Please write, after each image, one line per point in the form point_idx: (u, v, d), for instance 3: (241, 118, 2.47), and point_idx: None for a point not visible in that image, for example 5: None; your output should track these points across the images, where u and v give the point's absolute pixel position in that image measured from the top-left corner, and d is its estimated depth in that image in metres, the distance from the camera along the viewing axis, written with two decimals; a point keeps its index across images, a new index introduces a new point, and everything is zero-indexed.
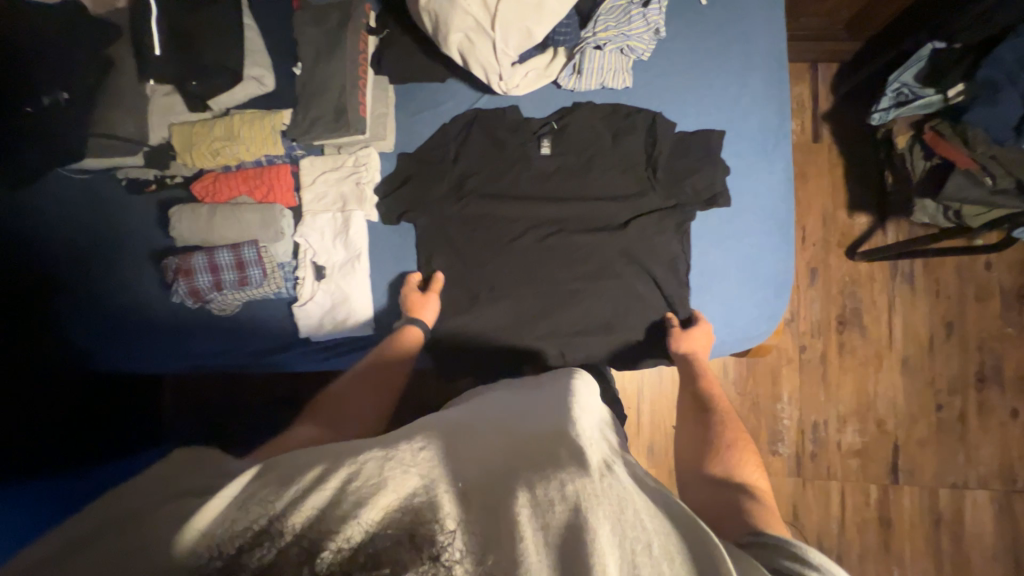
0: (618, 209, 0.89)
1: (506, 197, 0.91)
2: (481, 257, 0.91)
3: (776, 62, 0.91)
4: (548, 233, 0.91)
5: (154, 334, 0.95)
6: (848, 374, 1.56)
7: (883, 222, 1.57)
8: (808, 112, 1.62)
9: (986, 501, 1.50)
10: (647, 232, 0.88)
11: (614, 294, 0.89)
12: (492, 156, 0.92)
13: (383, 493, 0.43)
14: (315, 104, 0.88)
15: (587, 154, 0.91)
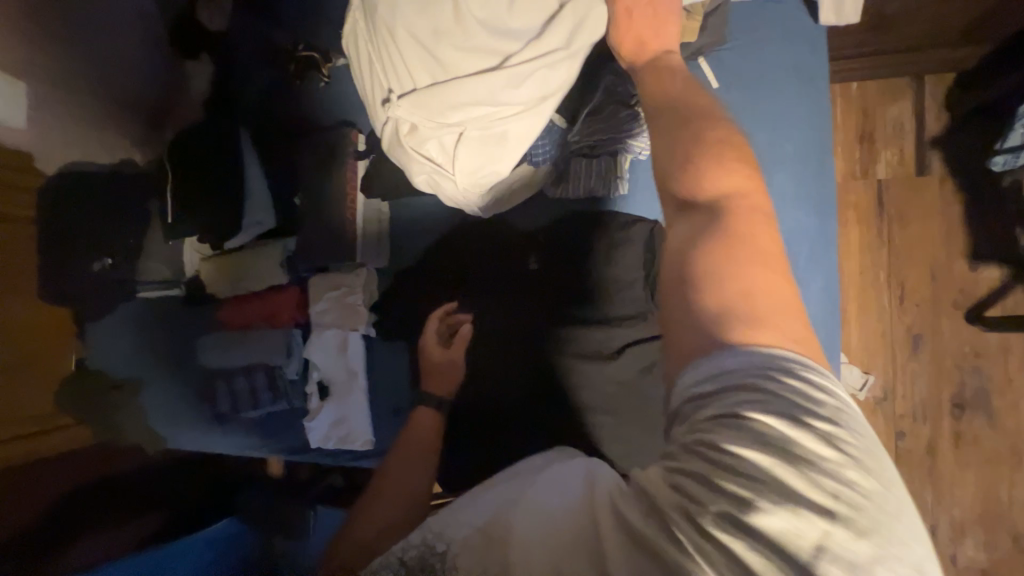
0: (614, 334, 0.81)
1: (497, 315, 0.88)
2: (469, 376, 0.89)
3: None
4: (542, 355, 0.85)
5: (185, 439, 1.02)
6: (968, 472, 1.23)
7: (1020, 278, 1.21)
8: (909, 137, 1.28)
9: None
10: (647, 358, 0.80)
11: (608, 426, 0.80)
12: (483, 273, 0.90)
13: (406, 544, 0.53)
14: (316, 232, 0.95)
15: (583, 268, 0.84)
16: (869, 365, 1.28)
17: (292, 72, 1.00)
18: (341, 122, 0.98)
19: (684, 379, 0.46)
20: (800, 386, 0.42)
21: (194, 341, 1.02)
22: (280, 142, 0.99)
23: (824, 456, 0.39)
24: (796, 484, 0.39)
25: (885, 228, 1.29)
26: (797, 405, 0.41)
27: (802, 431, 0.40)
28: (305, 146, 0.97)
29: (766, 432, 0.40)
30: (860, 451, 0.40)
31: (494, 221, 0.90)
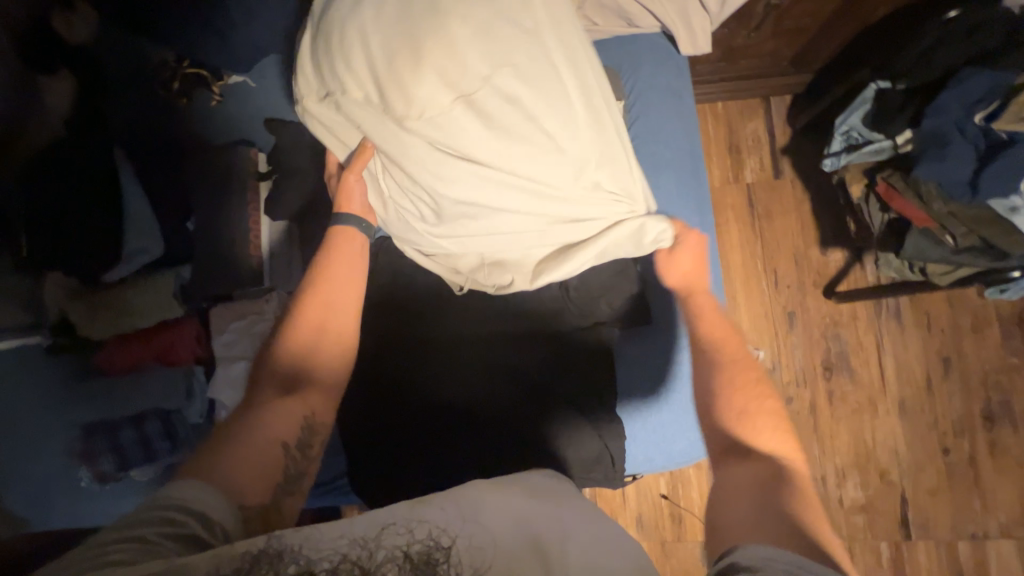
0: (538, 329, 0.88)
1: (425, 325, 0.89)
2: (395, 389, 0.87)
3: (688, 161, 0.91)
4: (473, 357, 0.87)
5: (54, 508, 0.86)
6: (842, 423, 1.45)
7: (860, 257, 1.47)
8: (765, 148, 1.54)
9: (1013, 552, 1.36)
10: (569, 352, 0.86)
11: (537, 422, 0.83)
12: (404, 286, 0.91)
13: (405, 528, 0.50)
14: (214, 259, 0.88)
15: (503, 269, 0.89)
16: (758, 341, 1.49)
17: (175, 91, 0.93)
18: (237, 141, 0.93)
19: (740, 549, 0.51)
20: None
21: (63, 395, 0.87)
22: (165, 162, 0.91)
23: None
24: None
25: (757, 224, 1.53)
26: None
27: None
28: (196, 166, 0.90)
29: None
30: None
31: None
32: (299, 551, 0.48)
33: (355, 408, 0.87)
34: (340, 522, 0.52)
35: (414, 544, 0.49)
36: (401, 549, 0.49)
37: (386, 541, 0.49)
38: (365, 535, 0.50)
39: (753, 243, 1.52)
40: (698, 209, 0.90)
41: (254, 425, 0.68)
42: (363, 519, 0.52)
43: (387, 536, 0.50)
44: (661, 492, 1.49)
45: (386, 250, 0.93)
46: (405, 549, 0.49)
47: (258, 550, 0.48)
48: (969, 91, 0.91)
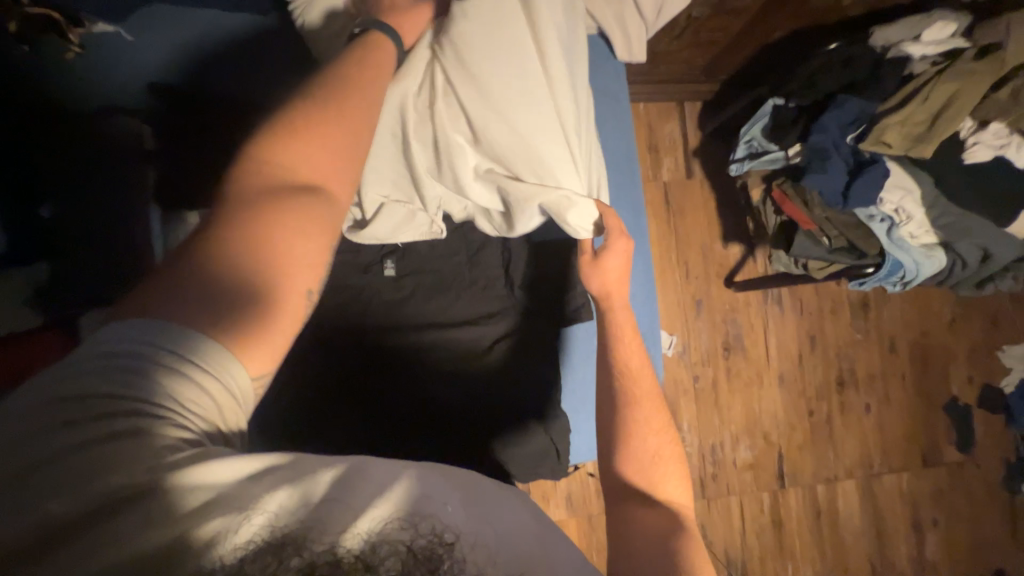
0: (481, 332, 0.83)
1: (356, 329, 0.80)
2: (323, 405, 0.76)
3: (625, 162, 0.95)
4: (413, 363, 0.81)
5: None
6: (737, 395, 1.68)
7: (752, 251, 1.69)
8: (680, 149, 1.67)
9: (853, 488, 1.71)
10: (514, 360, 0.83)
11: (486, 425, 0.80)
12: (332, 285, 0.81)
13: (404, 522, 0.42)
14: (87, 257, 0.72)
15: (443, 271, 0.84)
16: (672, 328, 1.65)
17: (13, 32, 0.71)
18: (112, 108, 0.76)
19: None
20: None
21: None
22: (6, 129, 0.72)
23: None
24: None
25: (671, 220, 1.66)
26: None
27: None
28: (57, 139, 0.73)
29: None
30: None
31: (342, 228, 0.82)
32: (302, 547, 0.39)
33: (274, 416, 0.74)
34: (339, 502, 0.41)
35: (414, 539, 0.41)
36: (404, 544, 0.40)
37: (393, 540, 0.40)
38: (367, 530, 0.40)
39: (668, 237, 1.66)
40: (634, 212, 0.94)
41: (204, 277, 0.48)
42: (366, 498, 0.42)
43: (392, 531, 0.41)
44: (588, 470, 1.59)
45: None
46: (409, 544, 0.40)
47: (258, 540, 0.39)
48: (845, 113, 1.06)
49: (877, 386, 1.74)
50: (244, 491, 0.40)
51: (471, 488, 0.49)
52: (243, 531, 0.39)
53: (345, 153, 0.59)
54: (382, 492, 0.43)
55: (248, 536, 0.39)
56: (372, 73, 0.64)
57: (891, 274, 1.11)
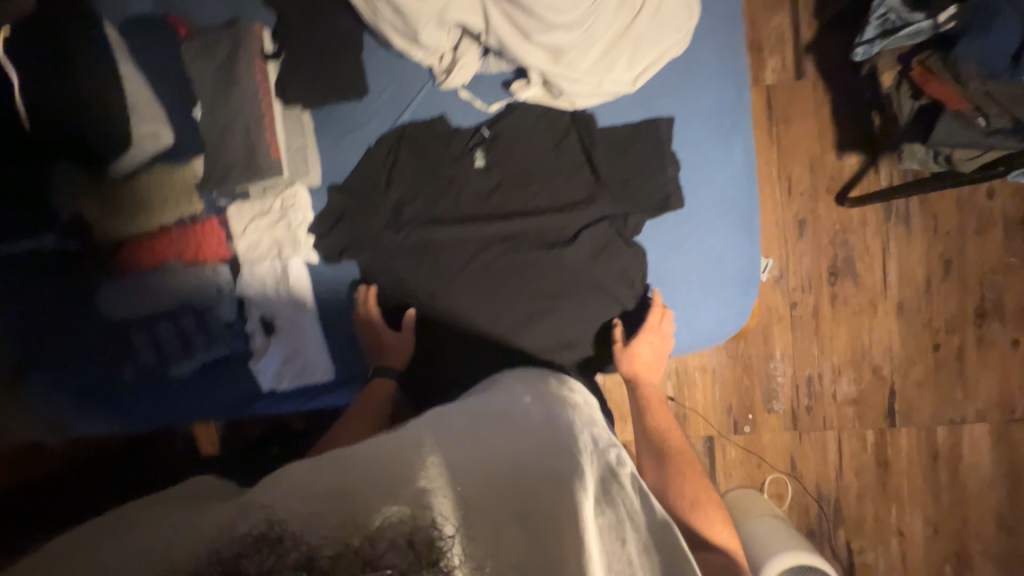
0: (565, 222, 0.82)
1: (447, 220, 0.86)
2: (428, 293, 0.87)
3: (729, 28, 0.82)
4: (496, 253, 0.85)
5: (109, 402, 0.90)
6: (842, 325, 1.52)
7: (875, 161, 1.45)
8: (788, 46, 1.46)
9: (985, 433, 1.50)
10: (601, 251, 0.82)
11: (570, 312, 0.84)
12: (425, 174, 0.86)
13: (391, 506, 0.50)
14: (227, 152, 0.83)
15: (526, 161, 0.83)
16: (768, 250, 1.52)
17: None
18: (234, 18, 0.86)
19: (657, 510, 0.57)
20: None
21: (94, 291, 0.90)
22: (162, 42, 0.85)
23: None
24: None
25: (775, 130, 1.49)
26: None
27: None
28: (191, 47, 0.83)
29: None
30: None
31: (431, 120, 0.85)
32: (302, 536, 0.48)
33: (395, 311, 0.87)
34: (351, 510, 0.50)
35: (413, 531, 0.47)
36: (402, 537, 0.46)
37: (396, 529, 0.47)
38: (364, 525, 0.48)
39: (771, 149, 1.49)
40: (736, 83, 0.81)
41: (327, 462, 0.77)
42: (373, 499, 0.51)
43: (385, 525, 0.48)
44: (668, 392, 1.61)
45: (406, 139, 0.86)
46: (407, 536, 0.46)
47: (262, 538, 0.47)
48: None
49: None
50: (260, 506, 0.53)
51: (473, 462, 0.60)
52: (243, 538, 0.48)
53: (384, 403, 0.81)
54: (383, 489, 0.53)
55: (248, 541, 0.47)
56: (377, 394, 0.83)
57: None
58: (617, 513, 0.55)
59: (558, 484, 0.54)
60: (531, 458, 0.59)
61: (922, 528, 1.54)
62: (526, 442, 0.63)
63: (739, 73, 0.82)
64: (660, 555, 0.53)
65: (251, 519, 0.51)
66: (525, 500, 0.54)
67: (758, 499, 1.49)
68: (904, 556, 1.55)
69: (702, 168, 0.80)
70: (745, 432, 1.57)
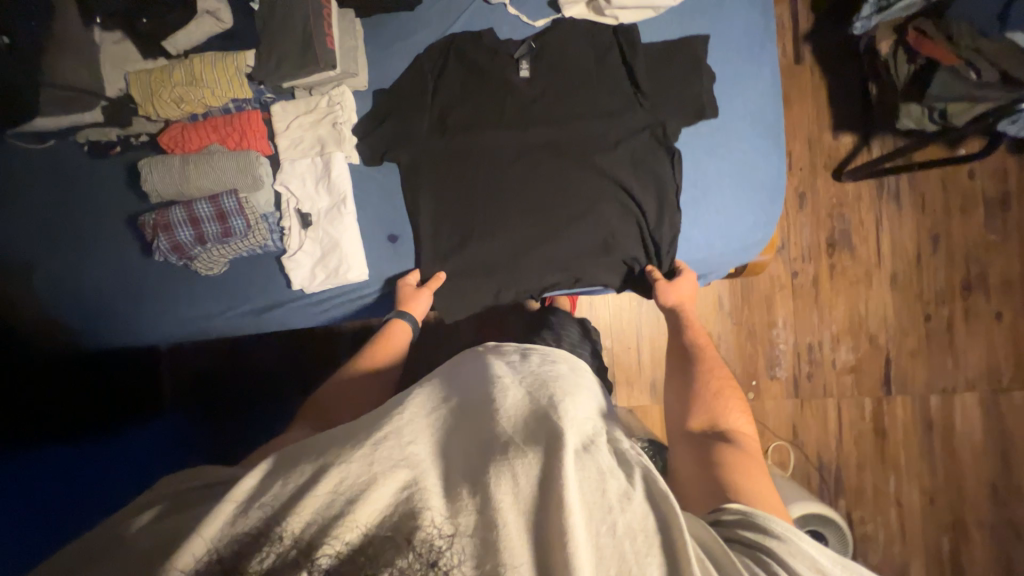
0: (605, 129, 0.87)
1: (491, 126, 0.89)
2: (471, 195, 0.89)
3: None
4: (538, 159, 0.89)
5: (142, 314, 1.00)
6: (840, 294, 1.59)
7: (868, 140, 1.57)
8: (788, 34, 1.58)
9: (974, 402, 1.56)
10: (638, 158, 0.87)
11: (608, 219, 0.88)
12: (472, 82, 0.90)
13: (378, 501, 0.52)
14: (281, 41, 0.83)
15: (570, 73, 0.88)
16: None
17: None
18: None
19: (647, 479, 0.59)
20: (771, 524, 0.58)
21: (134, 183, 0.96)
22: None
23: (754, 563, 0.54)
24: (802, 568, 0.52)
25: None
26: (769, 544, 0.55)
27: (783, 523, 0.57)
28: None
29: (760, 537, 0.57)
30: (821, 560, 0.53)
31: (481, 33, 0.89)
32: (294, 529, 0.50)
33: (439, 211, 0.90)
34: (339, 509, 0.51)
35: (412, 537, 0.51)
36: (406, 543, 0.50)
37: (393, 535, 0.51)
38: (364, 527, 0.51)
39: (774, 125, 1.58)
40: (763, 12, 0.89)
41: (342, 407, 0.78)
42: (362, 494, 0.52)
43: (383, 529, 0.51)
44: None
45: (454, 48, 0.90)
46: (409, 541, 0.50)
47: (264, 535, 0.50)
48: None
49: (1013, 293, 1.56)
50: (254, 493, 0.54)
51: (454, 446, 0.60)
52: (247, 538, 0.50)
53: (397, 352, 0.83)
54: (360, 484, 0.52)
55: (252, 537, 0.50)
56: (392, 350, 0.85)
57: None
58: (597, 474, 0.57)
59: (540, 468, 0.55)
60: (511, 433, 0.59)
61: (919, 498, 1.56)
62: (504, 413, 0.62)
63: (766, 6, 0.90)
64: (649, 510, 0.55)
65: (248, 516, 0.52)
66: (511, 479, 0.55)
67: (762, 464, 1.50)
68: (903, 527, 1.56)
69: (735, 86, 0.87)
70: (749, 399, 1.60)
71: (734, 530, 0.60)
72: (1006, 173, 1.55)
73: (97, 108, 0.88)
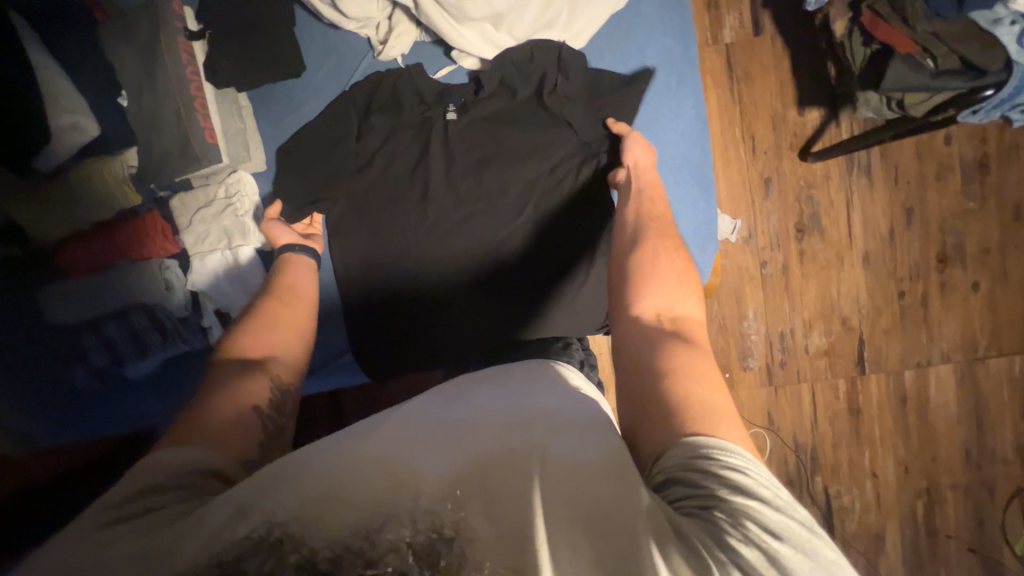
0: (506, 186, 0.90)
1: (418, 199, 0.90)
2: (404, 261, 0.90)
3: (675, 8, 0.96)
4: (453, 209, 0.90)
5: (66, 424, 0.92)
6: (810, 280, 1.55)
7: (836, 114, 1.46)
8: (744, 2, 1.44)
9: (950, 373, 1.56)
10: (542, 212, 0.90)
11: (551, 275, 0.91)
12: (389, 156, 0.89)
13: (367, 498, 0.54)
14: (158, 138, 0.85)
15: (494, 135, 0.90)
16: (734, 212, 1.53)
17: None
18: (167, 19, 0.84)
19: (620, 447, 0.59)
20: (751, 489, 0.52)
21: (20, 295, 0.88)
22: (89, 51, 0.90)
23: (769, 534, 0.49)
24: (778, 520, 0.50)
25: (735, 89, 1.48)
26: (740, 513, 0.50)
27: (755, 482, 0.52)
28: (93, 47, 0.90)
29: (750, 489, 0.51)
30: (788, 514, 0.51)
31: (410, 68, 0.90)
32: (298, 536, 0.52)
33: (371, 280, 0.91)
34: (330, 511, 0.53)
35: (414, 535, 0.51)
36: (403, 539, 0.51)
37: (383, 532, 0.51)
38: (365, 528, 0.52)
39: (730, 108, 1.48)
40: (680, 56, 0.96)
41: (225, 394, 0.72)
42: (359, 494, 0.54)
43: (384, 528, 0.52)
44: None
45: (374, 105, 0.90)
46: (407, 539, 0.51)
47: (259, 534, 0.52)
48: None
49: (991, 260, 1.50)
50: (227, 500, 0.56)
51: (434, 437, 0.61)
52: (238, 543, 0.51)
53: (301, 325, 0.86)
54: (354, 497, 0.54)
55: (251, 529, 0.52)
56: (290, 298, 0.87)
57: (1014, 93, 0.91)
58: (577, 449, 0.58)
59: (525, 450, 0.57)
60: (494, 423, 0.61)
61: (894, 468, 1.60)
62: (488, 407, 0.65)
63: (658, 40, 0.95)
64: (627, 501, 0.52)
65: (248, 522, 0.53)
66: (498, 467, 0.55)
67: None
68: (879, 497, 1.61)
69: (658, 140, 0.95)
70: None
71: (694, 496, 0.52)
72: (985, 135, 1.46)
73: None
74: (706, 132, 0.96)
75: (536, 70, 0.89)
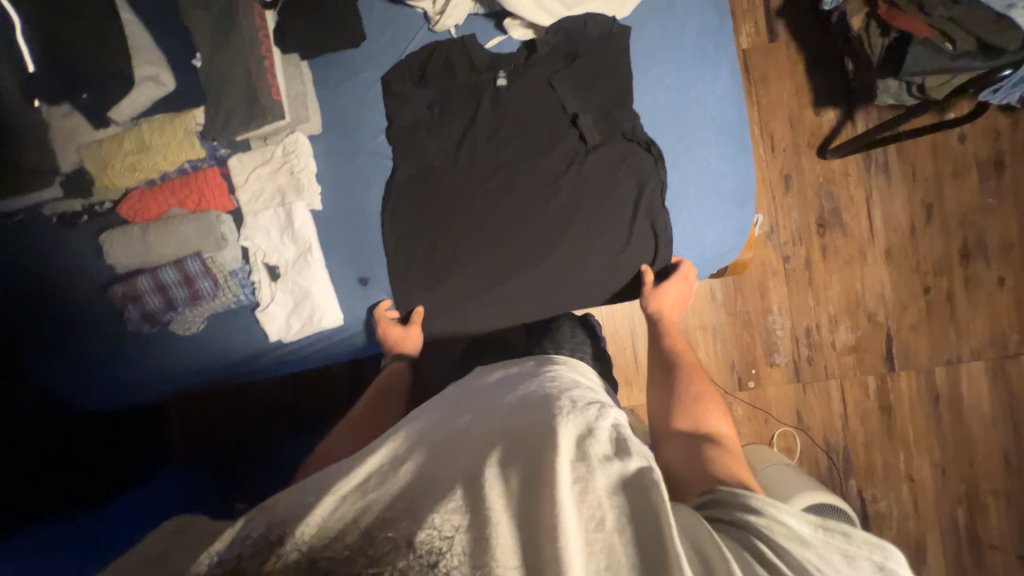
0: (550, 149, 0.94)
1: (464, 163, 0.94)
2: (450, 221, 0.93)
3: None
4: (497, 172, 0.94)
5: (122, 377, 1.01)
6: (833, 274, 1.56)
7: (851, 114, 1.52)
8: (760, 10, 1.53)
9: (982, 370, 1.53)
10: (588, 173, 0.94)
11: (593, 234, 0.94)
12: (438, 123, 0.95)
13: (377, 500, 0.52)
14: (226, 100, 0.91)
15: (538, 102, 0.95)
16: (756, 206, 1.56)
17: None
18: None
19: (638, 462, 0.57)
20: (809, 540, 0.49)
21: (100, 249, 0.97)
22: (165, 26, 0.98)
23: None
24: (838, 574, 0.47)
25: (753, 89, 1.54)
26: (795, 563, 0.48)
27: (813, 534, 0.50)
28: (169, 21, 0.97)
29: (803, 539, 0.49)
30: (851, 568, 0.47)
31: (460, 41, 0.96)
32: (298, 535, 0.49)
33: (421, 236, 0.94)
34: (341, 512, 0.52)
35: (414, 533, 0.49)
36: (404, 540, 0.48)
37: (387, 532, 0.49)
38: (368, 529, 0.50)
39: (750, 106, 1.54)
40: (712, 33, 1.01)
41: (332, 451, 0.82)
42: (369, 498, 0.53)
43: (387, 527, 0.50)
44: None
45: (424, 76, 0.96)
46: (409, 539, 0.48)
47: (259, 536, 0.50)
48: None
49: (1014, 256, 1.51)
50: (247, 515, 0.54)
51: (450, 447, 0.60)
52: (244, 540, 0.50)
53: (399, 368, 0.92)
54: (362, 504, 0.52)
55: (257, 531, 0.51)
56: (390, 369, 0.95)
57: None
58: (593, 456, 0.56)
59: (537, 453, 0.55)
60: (508, 433, 0.60)
61: (931, 471, 1.54)
62: (503, 419, 0.64)
63: (692, 18, 1.01)
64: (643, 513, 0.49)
65: (258, 526, 0.51)
66: (508, 470, 0.54)
67: (769, 453, 1.46)
68: (916, 503, 1.54)
69: (693, 110, 0.99)
70: (750, 388, 1.57)
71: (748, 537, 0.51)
72: (998, 133, 1.51)
73: (53, 182, 0.94)
74: (738, 103, 1.01)
75: (581, 43, 0.96)
